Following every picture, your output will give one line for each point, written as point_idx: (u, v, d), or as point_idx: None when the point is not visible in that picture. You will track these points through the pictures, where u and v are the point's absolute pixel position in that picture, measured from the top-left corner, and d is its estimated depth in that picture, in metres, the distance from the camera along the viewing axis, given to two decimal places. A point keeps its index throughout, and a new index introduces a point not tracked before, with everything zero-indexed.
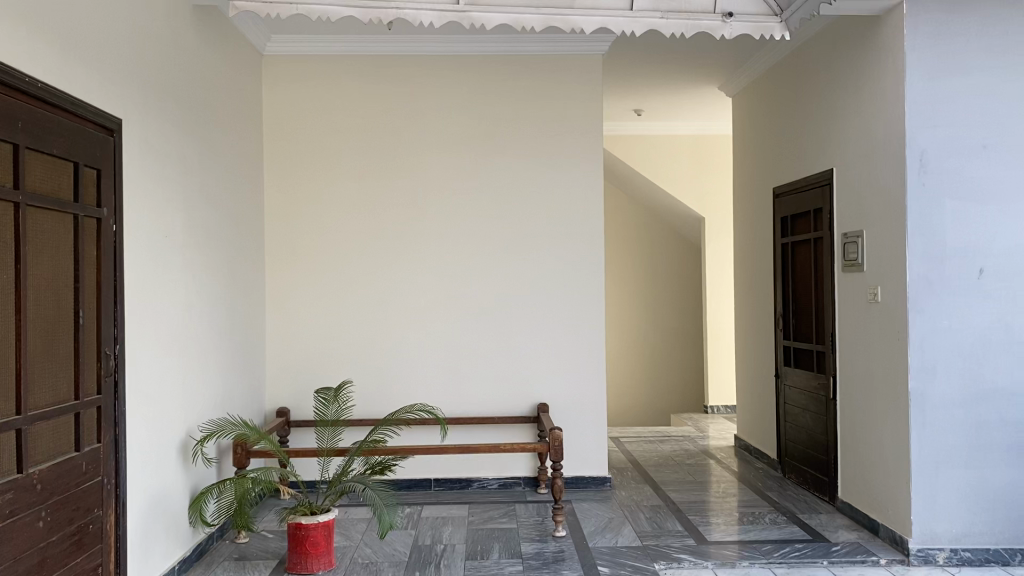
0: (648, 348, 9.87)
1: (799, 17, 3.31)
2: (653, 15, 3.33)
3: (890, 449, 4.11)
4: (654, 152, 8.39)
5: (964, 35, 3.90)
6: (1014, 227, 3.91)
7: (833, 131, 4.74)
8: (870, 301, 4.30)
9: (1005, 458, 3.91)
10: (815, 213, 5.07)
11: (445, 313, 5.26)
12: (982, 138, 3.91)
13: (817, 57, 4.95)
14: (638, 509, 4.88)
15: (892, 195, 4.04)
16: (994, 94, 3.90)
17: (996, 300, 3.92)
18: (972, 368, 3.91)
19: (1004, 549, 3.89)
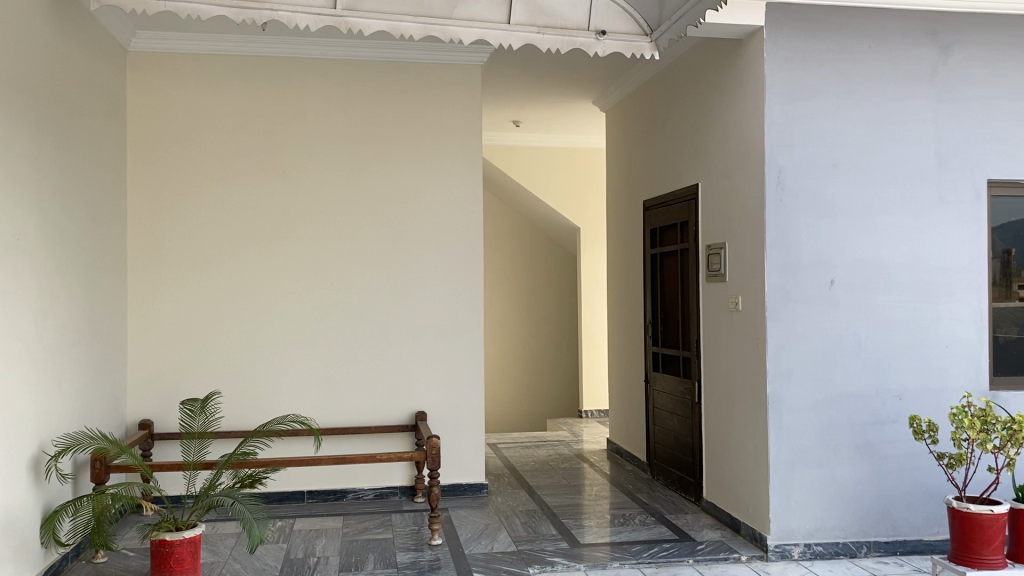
0: (524, 355, 10.01)
1: (668, 38, 3.47)
2: (529, 29, 3.40)
3: (751, 451, 4.33)
4: (532, 162, 8.52)
5: (817, 62, 4.17)
6: (861, 242, 4.20)
7: (700, 147, 4.96)
8: (733, 309, 4.52)
9: (853, 457, 4.19)
10: (682, 224, 5.28)
11: (321, 321, 5.17)
12: (833, 158, 4.18)
13: (685, 76, 5.17)
14: (513, 515, 4.94)
15: (752, 209, 4.26)
16: (843, 117, 4.19)
17: (844, 309, 4.20)
18: (823, 372, 4.18)
19: (852, 542, 4.17)
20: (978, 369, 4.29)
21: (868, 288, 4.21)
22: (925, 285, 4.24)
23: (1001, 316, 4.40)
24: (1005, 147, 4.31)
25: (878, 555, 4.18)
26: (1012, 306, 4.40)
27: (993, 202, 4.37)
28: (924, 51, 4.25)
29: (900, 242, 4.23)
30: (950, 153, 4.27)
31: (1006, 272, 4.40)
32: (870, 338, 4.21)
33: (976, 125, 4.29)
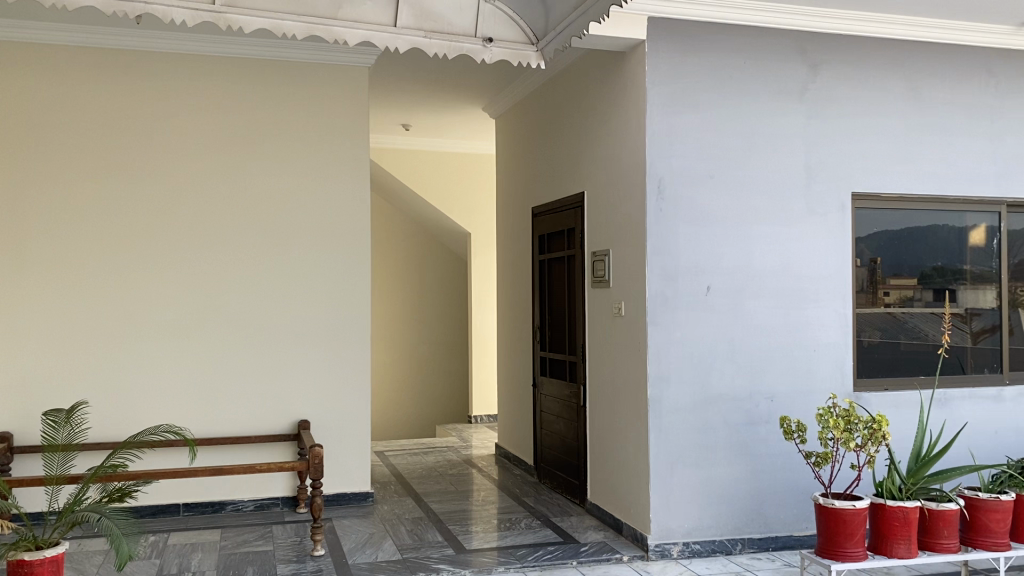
0: (414, 360, 9.94)
1: (553, 48, 3.51)
2: (415, 33, 3.38)
3: (632, 454, 4.43)
4: (421, 166, 8.47)
5: (695, 75, 4.32)
6: (735, 250, 4.38)
7: (585, 156, 5.05)
8: (616, 315, 4.62)
9: (729, 457, 4.35)
10: (568, 232, 5.37)
11: (200, 327, 4.99)
12: (709, 170, 4.34)
13: (571, 86, 5.26)
14: (399, 523, 4.89)
15: (634, 217, 4.37)
16: (720, 130, 4.35)
17: (720, 314, 4.35)
18: (700, 375, 4.32)
19: (727, 540, 4.32)
20: (843, 371, 4.53)
21: (743, 294, 4.38)
22: (795, 291, 4.46)
23: (865, 321, 4.66)
24: (868, 162, 4.58)
25: (752, 551, 4.35)
26: (875, 311, 4.68)
27: (857, 214, 4.64)
28: (794, 69, 4.46)
29: (772, 250, 4.43)
30: (818, 166, 4.50)
31: (871, 280, 4.67)
32: (745, 342, 4.39)
33: (842, 141, 4.53)
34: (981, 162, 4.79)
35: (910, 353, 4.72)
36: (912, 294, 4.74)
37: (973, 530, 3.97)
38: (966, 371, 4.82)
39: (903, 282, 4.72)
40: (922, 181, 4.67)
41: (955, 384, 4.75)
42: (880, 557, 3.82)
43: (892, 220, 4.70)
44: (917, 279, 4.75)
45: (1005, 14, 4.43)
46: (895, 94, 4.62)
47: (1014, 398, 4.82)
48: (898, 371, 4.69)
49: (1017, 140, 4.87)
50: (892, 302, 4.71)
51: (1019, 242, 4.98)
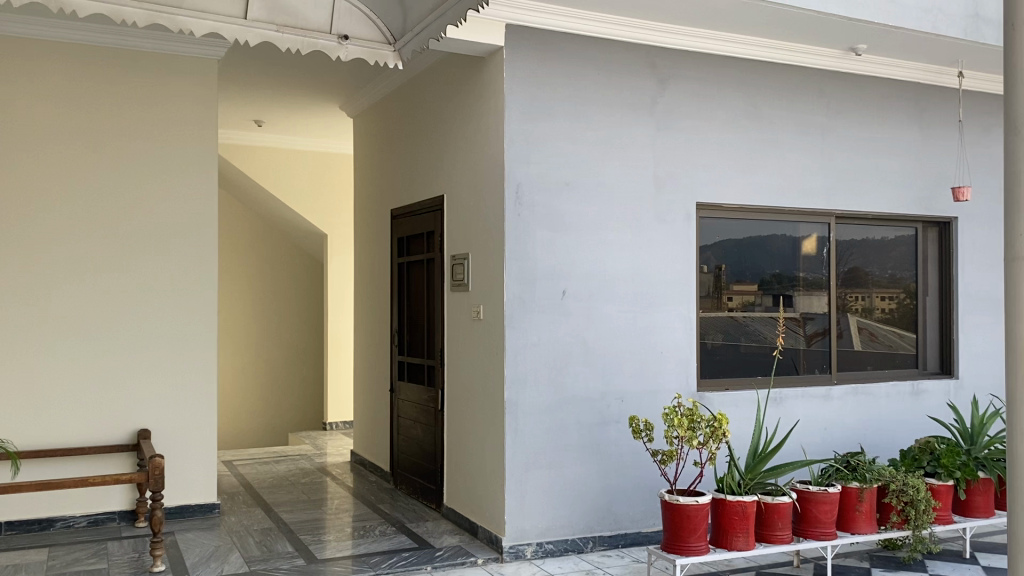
0: (267, 366, 9.63)
1: (410, 49, 3.49)
2: (267, 27, 3.25)
3: (488, 457, 4.45)
4: (276, 165, 8.22)
5: (551, 83, 4.39)
6: (590, 255, 4.48)
7: (444, 159, 5.05)
8: (474, 318, 4.64)
9: (581, 458, 4.45)
10: (427, 235, 5.35)
11: (27, 330, 4.63)
12: (566, 177, 4.42)
13: (430, 88, 5.24)
14: (247, 534, 4.71)
15: (492, 221, 4.40)
16: (575, 137, 4.45)
17: (575, 318, 4.45)
18: (556, 377, 4.40)
19: (579, 539, 4.41)
20: (688, 373, 4.74)
21: (596, 298, 4.50)
22: (645, 296, 4.62)
23: (710, 324, 4.89)
24: (713, 173, 4.81)
25: (603, 549, 4.46)
26: (719, 316, 4.92)
27: (700, 222, 4.87)
28: (645, 81, 4.63)
29: (624, 256, 4.57)
30: (667, 176, 4.68)
31: (716, 286, 4.92)
32: (598, 345, 4.50)
33: (688, 152, 4.74)
34: (813, 176, 5.13)
35: (750, 355, 4.99)
36: (754, 299, 5.01)
37: (804, 521, 4.24)
38: (799, 371, 5.15)
39: (745, 288, 4.99)
40: (761, 193, 4.95)
41: (789, 383, 5.06)
42: (721, 550, 4.01)
43: (734, 229, 4.97)
44: (758, 285, 5.03)
45: (834, 39, 4.76)
46: (737, 110, 4.88)
47: (842, 396, 5.18)
48: (739, 371, 4.95)
49: (845, 157, 5.24)
50: (735, 306, 4.97)
51: (846, 252, 5.37)
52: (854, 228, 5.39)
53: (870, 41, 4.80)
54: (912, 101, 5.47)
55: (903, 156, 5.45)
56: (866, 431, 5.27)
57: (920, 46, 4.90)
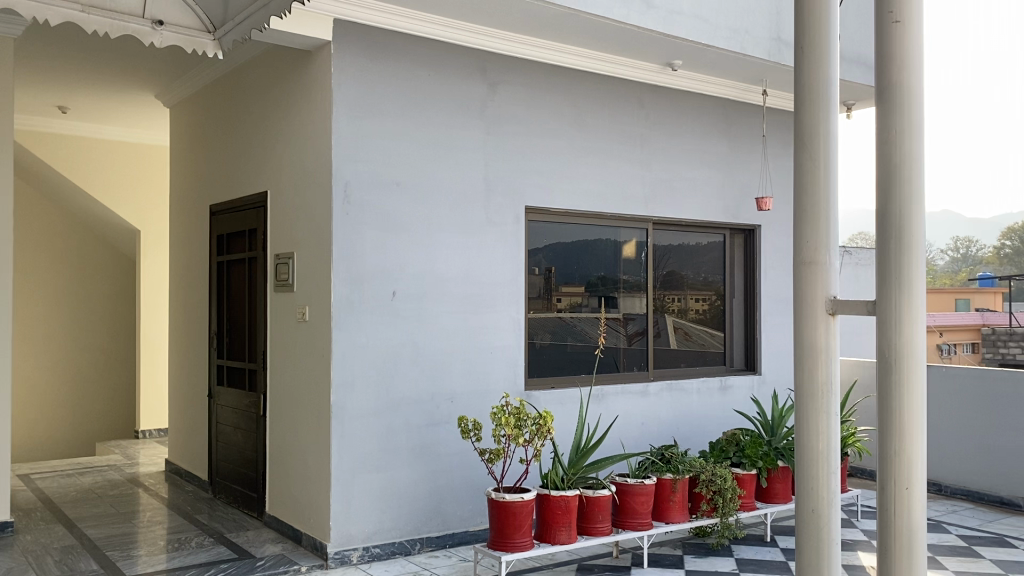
0: (73, 372, 8.94)
1: (232, 39, 3.36)
2: (71, 7, 2.98)
3: (314, 461, 4.34)
4: (84, 155, 7.63)
5: (381, 83, 4.35)
6: (419, 256, 4.47)
7: (268, 155, 4.88)
8: (298, 319, 4.51)
9: (409, 460, 4.43)
10: (249, 232, 5.14)
11: None
12: (395, 176, 4.39)
13: (253, 81, 5.05)
14: (46, 554, 4.35)
15: (319, 220, 4.30)
16: (406, 138, 4.43)
17: (403, 319, 4.42)
18: (384, 379, 4.35)
19: (406, 541, 4.38)
20: (515, 373, 4.83)
21: (425, 299, 4.49)
22: (474, 298, 4.67)
23: (538, 324, 5.01)
24: (540, 178, 4.93)
25: (430, 550, 4.46)
26: (549, 316, 5.06)
27: (529, 226, 4.98)
28: (475, 85, 4.68)
29: (453, 258, 4.59)
30: (496, 179, 4.75)
31: (546, 287, 5.05)
32: (427, 346, 4.50)
33: (517, 157, 4.83)
34: (634, 184, 5.37)
35: (575, 354, 5.15)
36: (581, 300, 5.20)
37: (623, 513, 4.43)
38: (620, 369, 5.37)
39: (572, 289, 5.16)
40: (585, 198, 5.13)
41: (611, 381, 5.27)
42: (545, 545, 4.12)
43: (561, 233, 5.12)
44: (584, 287, 5.21)
45: (653, 53, 5.01)
46: (563, 117, 5.02)
47: (658, 392, 5.46)
48: (564, 370, 5.10)
49: (662, 166, 5.53)
50: (563, 307, 5.12)
51: (663, 256, 5.66)
52: (670, 233, 5.70)
53: (685, 57, 5.09)
54: (722, 116, 5.85)
55: (714, 167, 5.82)
56: (680, 425, 5.58)
57: (729, 65, 5.25)
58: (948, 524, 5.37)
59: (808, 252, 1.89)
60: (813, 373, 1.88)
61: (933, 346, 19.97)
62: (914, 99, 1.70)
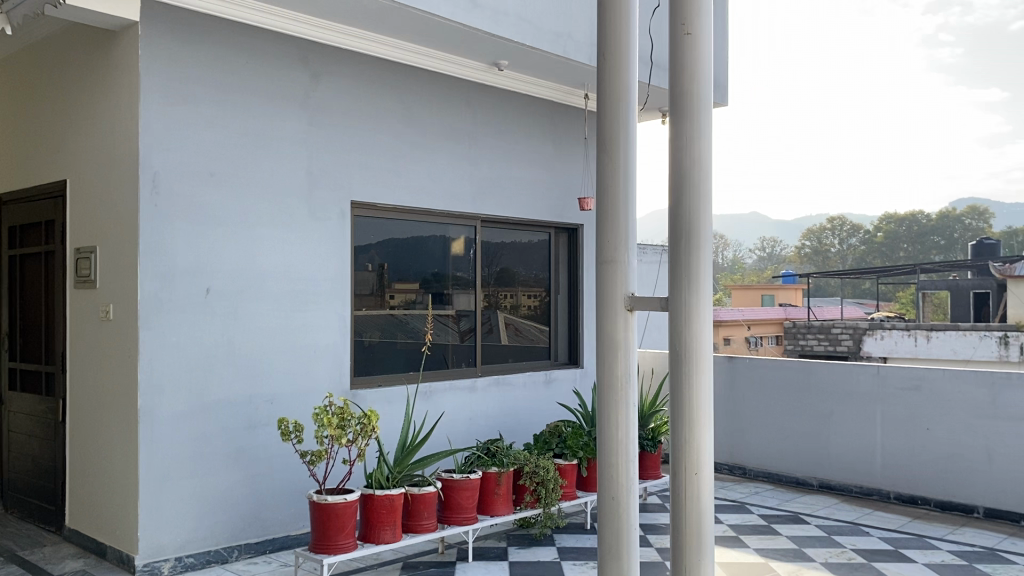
0: None
1: (22, 13, 3.08)
2: None
3: (119, 468, 4.07)
4: None
5: (194, 68, 4.13)
6: (235, 251, 4.29)
7: (67, 140, 4.52)
8: (102, 318, 4.21)
9: (225, 464, 4.24)
10: (46, 224, 4.75)
11: None
12: (210, 167, 4.18)
13: (50, 61, 4.66)
14: None
15: (125, 212, 4.03)
16: (221, 128, 4.23)
17: (218, 317, 4.22)
18: (197, 380, 4.13)
19: (223, 548, 4.20)
20: (340, 370, 4.74)
21: (242, 296, 4.31)
22: (295, 295, 4.53)
23: (367, 322, 4.95)
24: (366, 173, 4.85)
25: (249, 556, 4.31)
26: (381, 313, 5.03)
27: (355, 221, 4.88)
28: (296, 75, 4.54)
29: (273, 254, 4.44)
30: (319, 173, 4.63)
31: (380, 284, 5.02)
32: (246, 345, 4.33)
33: (341, 151, 4.73)
34: (461, 181, 5.40)
35: (404, 351, 5.13)
36: (415, 297, 5.22)
37: (448, 508, 4.45)
38: (448, 365, 5.39)
39: (405, 286, 5.16)
40: (413, 194, 5.10)
41: (439, 378, 5.27)
42: (368, 544, 4.06)
43: (389, 229, 5.07)
44: (417, 283, 5.22)
45: (478, 52, 5.05)
46: (389, 112, 4.97)
47: (485, 388, 5.52)
48: (392, 368, 5.05)
49: (489, 164, 5.59)
50: (396, 304, 5.11)
51: (493, 253, 5.74)
52: (498, 231, 5.78)
53: (510, 58, 5.17)
54: (546, 116, 5.98)
55: (539, 166, 5.95)
56: (506, 419, 5.67)
57: (553, 67, 5.39)
58: (751, 505, 5.77)
59: (609, 251, 1.96)
60: (614, 366, 1.95)
61: (741, 339, 21.64)
62: (703, 107, 1.80)
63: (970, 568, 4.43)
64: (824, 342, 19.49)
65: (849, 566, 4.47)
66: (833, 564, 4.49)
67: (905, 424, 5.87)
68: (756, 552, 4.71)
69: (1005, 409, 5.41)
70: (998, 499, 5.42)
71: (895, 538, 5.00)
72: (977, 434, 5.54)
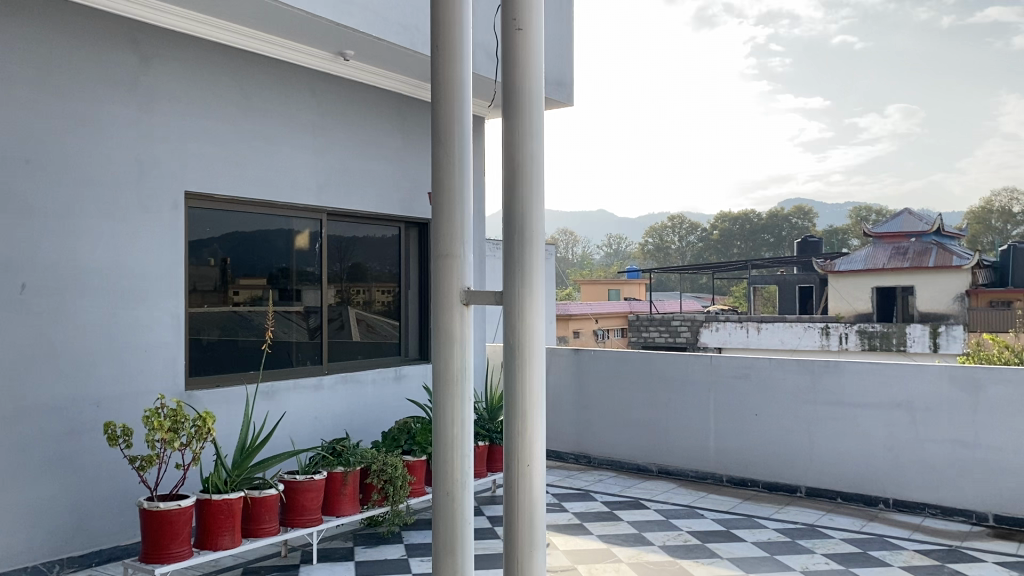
0: None
1: None
2: None
3: None
4: None
5: (5, 44, 3.79)
6: (56, 243, 3.98)
7: None
8: None
9: (45, 473, 3.93)
10: None
11: None
12: (25, 153, 3.86)
13: None
14: None
15: None
16: (37, 110, 3.91)
17: (36, 315, 3.91)
18: (12, 384, 3.81)
19: (42, 564, 3.90)
20: (174, 371, 4.49)
21: (64, 293, 4.01)
22: (124, 291, 4.26)
23: (206, 319, 4.73)
24: (202, 163, 4.62)
25: (72, 571, 4.02)
26: (224, 310, 4.83)
27: (190, 213, 4.65)
28: (124, 56, 4.26)
29: (98, 247, 4.15)
30: (150, 162, 4.38)
31: (223, 279, 4.83)
32: (68, 345, 4.03)
33: (175, 139, 4.49)
34: (305, 173, 5.25)
35: (246, 349, 4.94)
36: (262, 293, 5.05)
37: (291, 510, 4.31)
38: (292, 363, 5.23)
39: (251, 281, 4.99)
40: (253, 185, 4.91)
41: (282, 377, 5.11)
42: (205, 552, 3.88)
43: (230, 221, 4.86)
44: (264, 278, 5.07)
45: (322, 41, 4.92)
46: (228, 99, 4.75)
47: (332, 385, 5.40)
48: (232, 367, 4.85)
49: (335, 156, 5.47)
50: (241, 301, 4.93)
51: (342, 248, 5.64)
52: (345, 224, 5.66)
53: (356, 48, 5.07)
54: (395, 110, 5.91)
55: (387, 159, 5.87)
56: (353, 417, 5.57)
57: (400, 60, 5.33)
58: (595, 493, 5.94)
59: (445, 245, 1.94)
60: (449, 360, 1.94)
61: (590, 332, 22.29)
62: (534, 102, 1.83)
63: (792, 544, 4.75)
64: (665, 334, 20.35)
65: (685, 547, 4.69)
66: (670, 547, 4.69)
67: (737, 410, 6.21)
68: (599, 538, 4.85)
69: (824, 394, 5.83)
70: (817, 478, 5.83)
71: (727, 519, 5.29)
72: (800, 419, 5.93)
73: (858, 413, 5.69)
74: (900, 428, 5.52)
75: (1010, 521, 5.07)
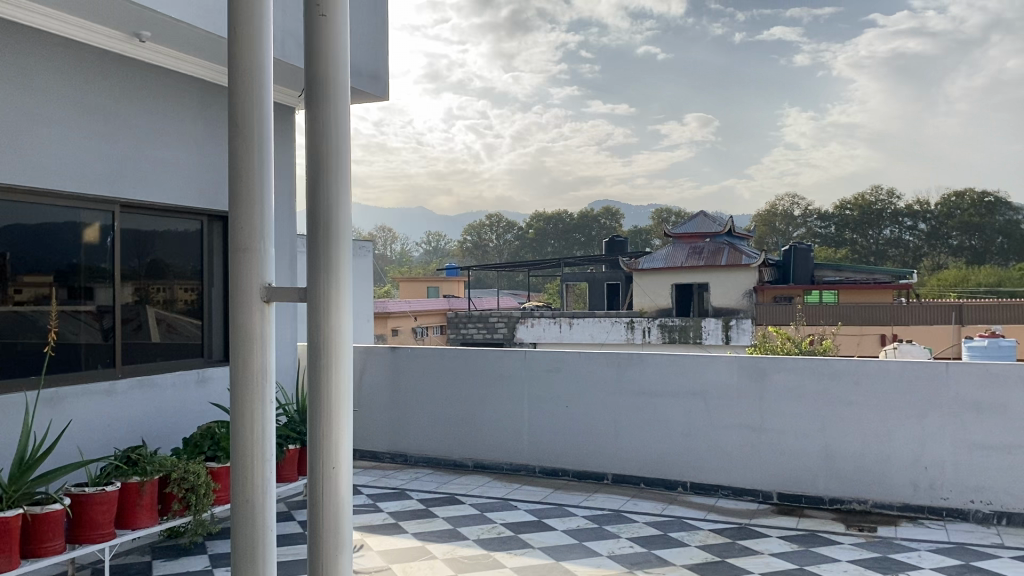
0: None
1: None
2: None
3: None
4: None
5: None
6: None
7: None
8: None
9: None
10: None
11: None
12: None
13: None
14: None
15: None
16: None
17: None
18: None
19: None
20: None
21: None
22: None
23: None
24: None
25: None
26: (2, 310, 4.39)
27: None
28: None
29: None
30: None
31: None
32: None
33: None
34: (97, 161, 4.85)
35: (26, 353, 4.50)
36: (47, 292, 4.62)
37: (80, 526, 3.97)
38: (81, 367, 4.82)
39: (36, 279, 4.56)
40: (37, 172, 4.46)
41: (68, 382, 4.69)
42: None
43: (8, 213, 4.41)
44: (50, 275, 4.64)
45: (117, 20, 4.57)
46: (7, 77, 4.29)
47: (126, 390, 5.04)
48: (10, 373, 4.40)
49: (131, 144, 5.10)
50: (23, 300, 4.50)
51: (140, 243, 5.28)
52: (142, 218, 5.30)
53: (155, 30, 4.75)
54: (197, 97, 5.60)
55: (189, 148, 5.54)
56: (150, 423, 5.23)
57: (202, 45, 5.04)
58: (411, 491, 5.92)
59: (241, 239, 1.88)
60: (248, 361, 1.87)
61: (408, 330, 22.22)
62: (339, 96, 1.79)
63: (600, 530, 4.94)
64: (482, 330, 20.78)
65: (498, 540, 4.76)
66: (484, 540, 4.76)
67: (548, 403, 6.40)
68: (414, 536, 4.84)
69: (629, 386, 6.12)
70: (623, 466, 6.12)
71: (540, 509, 5.43)
72: (607, 409, 6.20)
73: (658, 402, 6.02)
74: (697, 415, 5.89)
75: (790, 498, 5.55)
